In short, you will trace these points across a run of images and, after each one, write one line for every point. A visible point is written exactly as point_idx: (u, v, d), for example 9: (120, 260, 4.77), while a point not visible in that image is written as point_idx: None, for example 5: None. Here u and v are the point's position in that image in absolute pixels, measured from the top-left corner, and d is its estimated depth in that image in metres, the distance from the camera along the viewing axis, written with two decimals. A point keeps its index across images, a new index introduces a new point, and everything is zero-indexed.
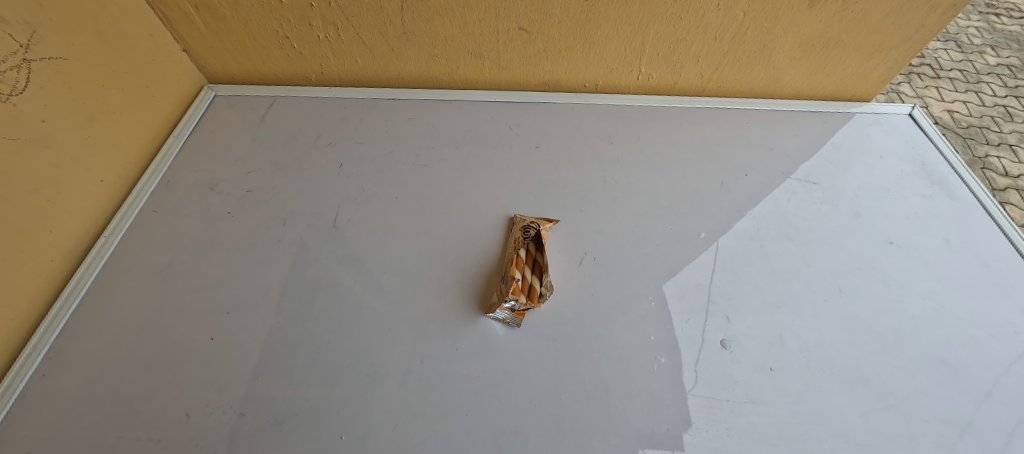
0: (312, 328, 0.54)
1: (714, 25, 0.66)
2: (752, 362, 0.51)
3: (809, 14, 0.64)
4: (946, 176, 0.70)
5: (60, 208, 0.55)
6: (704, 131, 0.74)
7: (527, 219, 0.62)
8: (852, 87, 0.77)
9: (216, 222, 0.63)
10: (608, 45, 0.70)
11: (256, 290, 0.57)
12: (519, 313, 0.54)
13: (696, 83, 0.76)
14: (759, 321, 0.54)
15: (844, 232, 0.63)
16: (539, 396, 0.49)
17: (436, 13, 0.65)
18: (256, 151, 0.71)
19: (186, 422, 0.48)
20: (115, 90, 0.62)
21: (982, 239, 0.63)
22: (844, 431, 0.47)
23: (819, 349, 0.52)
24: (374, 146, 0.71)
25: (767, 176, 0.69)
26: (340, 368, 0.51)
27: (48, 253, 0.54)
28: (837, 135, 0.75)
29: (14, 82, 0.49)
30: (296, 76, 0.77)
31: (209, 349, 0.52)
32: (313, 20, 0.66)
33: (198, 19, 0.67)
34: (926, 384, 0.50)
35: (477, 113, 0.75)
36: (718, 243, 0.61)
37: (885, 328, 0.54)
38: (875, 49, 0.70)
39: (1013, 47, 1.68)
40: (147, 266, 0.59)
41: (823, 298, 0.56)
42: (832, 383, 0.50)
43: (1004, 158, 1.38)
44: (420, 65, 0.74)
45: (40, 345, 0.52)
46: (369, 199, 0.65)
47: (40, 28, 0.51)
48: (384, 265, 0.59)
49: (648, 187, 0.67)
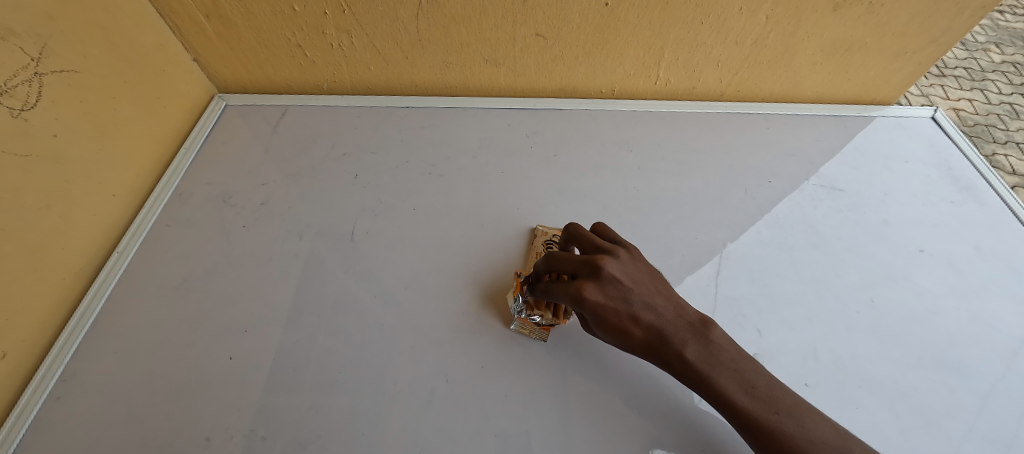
0: (332, 346, 0.52)
1: (735, 29, 0.64)
2: (786, 377, 0.49)
3: (834, 18, 0.63)
4: (974, 181, 0.68)
5: (72, 224, 0.53)
6: (723, 137, 0.73)
7: (549, 233, 0.61)
8: (873, 91, 0.76)
9: (230, 236, 0.62)
10: (626, 50, 0.68)
11: (273, 307, 0.55)
12: (543, 327, 0.52)
13: (715, 87, 0.75)
14: (792, 335, 0.53)
15: (871, 240, 0.61)
16: (568, 415, 0.48)
17: (453, 20, 0.63)
18: (270, 162, 0.69)
19: (206, 446, 0.46)
20: (126, 102, 0.60)
21: (1014, 246, 0.61)
22: (884, 450, 0.45)
23: (853, 363, 0.51)
24: (389, 155, 0.70)
25: (789, 183, 0.67)
26: (362, 387, 0.50)
27: (61, 270, 0.52)
28: (861, 140, 0.73)
29: (25, 96, 0.48)
30: (308, 84, 0.76)
31: (228, 369, 0.51)
32: (326, 29, 0.65)
33: (209, 27, 0.66)
34: (966, 400, 0.49)
35: (492, 121, 0.74)
36: (745, 252, 0.60)
37: (920, 340, 0.53)
38: (899, 52, 0.69)
39: (1017, 44, 1.66)
40: (161, 283, 0.58)
41: (854, 310, 0.55)
42: (868, 399, 0.49)
43: (1011, 156, 1.36)
44: (435, 72, 0.73)
45: (54, 368, 0.50)
46: (385, 211, 0.64)
47: (51, 40, 0.50)
48: (404, 280, 0.58)
49: (668, 195, 0.66)
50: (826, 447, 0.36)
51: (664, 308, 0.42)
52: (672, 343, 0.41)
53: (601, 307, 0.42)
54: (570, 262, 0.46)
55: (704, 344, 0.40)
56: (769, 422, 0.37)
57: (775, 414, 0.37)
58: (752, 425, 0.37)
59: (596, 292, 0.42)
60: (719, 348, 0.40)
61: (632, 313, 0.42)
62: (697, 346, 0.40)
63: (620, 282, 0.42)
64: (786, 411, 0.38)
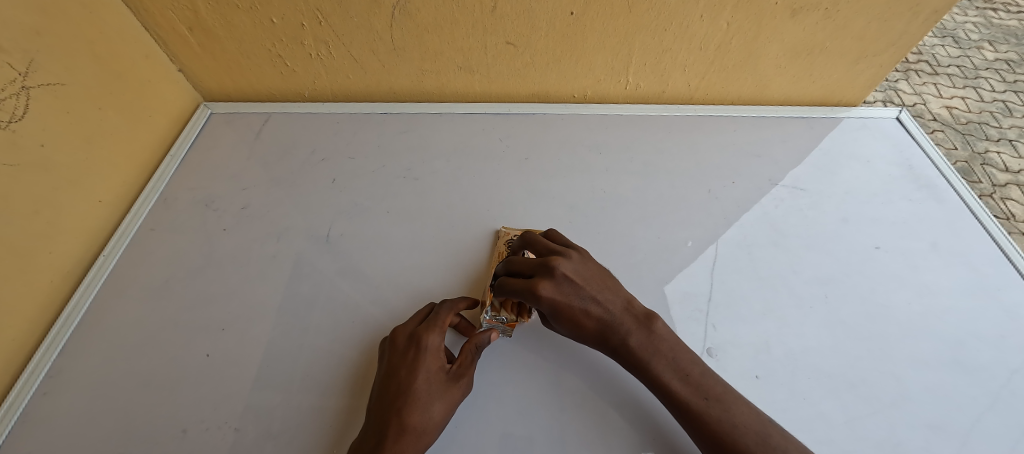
0: (305, 343, 0.55)
1: (699, 35, 0.67)
2: (737, 370, 0.52)
3: (793, 23, 0.65)
4: (934, 179, 0.70)
5: (59, 229, 0.56)
6: (692, 139, 0.75)
7: (512, 233, 0.63)
8: (839, 92, 0.78)
9: (212, 238, 0.64)
10: (596, 56, 0.71)
11: (250, 306, 0.58)
12: (509, 325, 0.54)
13: (684, 91, 0.77)
14: (748, 330, 0.55)
15: (831, 238, 0.63)
16: (527, 407, 0.50)
17: (425, 29, 0.66)
18: (252, 168, 0.72)
19: (183, 438, 0.49)
20: (113, 112, 0.63)
21: (970, 242, 0.63)
22: (830, 438, 0.47)
23: (805, 356, 0.53)
24: (366, 160, 0.72)
25: (755, 183, 0.69)
26: (331, 382, 0.52)
27: (48, 273, 0.55)
28: (826, 141, 0.75)
29: (13, 109, 0.50)
30: (289, 92, 0.78)
31: (205, 365, 0.53)
32: (304, 39, 0.68)
33: (192, 39, 0.69)
34: (913, 390, 0.51)
35: (468, 126, 0.76)
36: (708, 251, 0.62)
37: (872, 333, 0.55)
38: (860, 55, 0.71)
39: (1010, 42, 1.68)
40: (145, 284, 0.60)
41: (809, 306, 0.57)
42: (817, 389, 0.51)
43: (1004, 153, 1.38)
44: (412, 79, 0.76)
45: (41, 365, 0.53)
46: (361, 214, 0.66)
47: (39, 56, 0.53)
48: (376, 279, 0.60)
49: (637, 196, 0.68)
50: (746, 429, 0.40)
51: (612, 303, 0.47)
52: (619, 333, 0.45)
53: (557, 304, 0.45)
54: (528, 263, 0.48)
55: (646, 335, 0.45)
56: (699, 407, 0.42)
57: (705, 400, 0.42)
58: (684, 408, 0.42)
59: (552, 289, 0.45)
60: (660, 339, 0.45)
61: (584, 308, 0.45)
62: (640, 336, 0.45)
63: (573, 280, 0.46)
64: (716, 397, 0.42)
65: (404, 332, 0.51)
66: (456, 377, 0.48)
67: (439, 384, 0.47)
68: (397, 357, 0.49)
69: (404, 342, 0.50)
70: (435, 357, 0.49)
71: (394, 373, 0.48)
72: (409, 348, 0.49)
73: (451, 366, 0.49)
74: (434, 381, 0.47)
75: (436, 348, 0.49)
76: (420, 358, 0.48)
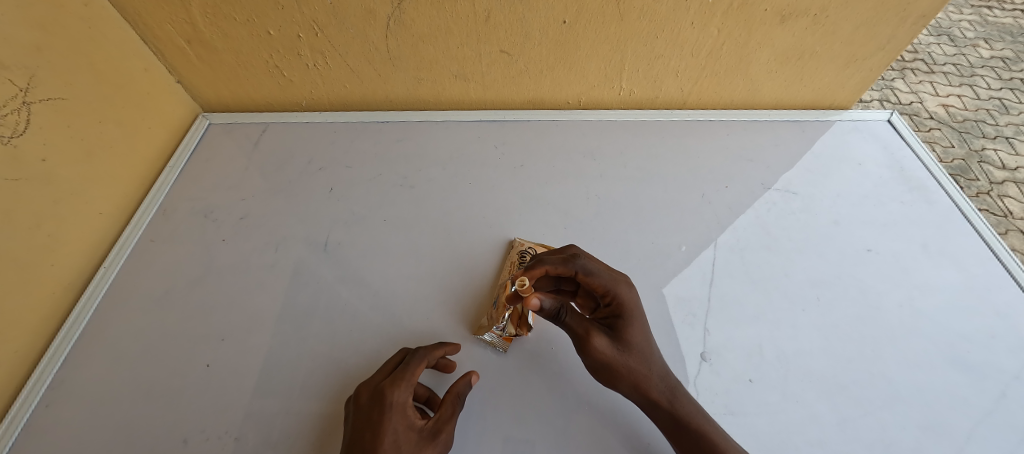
0: (304, 352, 0.56)
1: (690, 42, 0.68)
2: (732, 373, 0.52)
3: (782, 29, 0.66)
4: (925, 181, 0.71)
5: (61, 242, 0.57)
6: (686, 144, 0.76)
7: (525, 244, 0.63)
8: (830, 95, 0.79)
9: (211, 249, 0.65)
10: (589, 63, 0.71)
11: (250, 316, 0.59)
12: (505, 338, 0.54)
13: (677, 96, 0.78)
14: (742, 333, 0.55)
15: (825, 241, 0.64)
16: (523, 414, 0.50)
17: (420, 39, 0.67)
18: (250, 178, 0.73)
19: (184, 448, 0.49)
20: (113, 125, 0.64)
21: (961, 244, 0.64)
22: (822, 440, 0.48)
23: (798, 359, 0.54)
24: (363, 169, 0.73)
25: (748, 187, 0.70)
26: (329, 391, 0.53)
27: (50, 285, 0.56)
28: (817, 144, 0.76)
29: (15, 124, 0.51)
30: (287, 102, 0.79)
31: (205, 375, 0.54)
32: (301, 50, 0.69)
33: (190, 52, 0.70)
34: (906, 391, 0.51)
35: (463, 133, 0.77)
36: (701, 255, 0.63)
37: (865, 335, 0.56)
38: (849, 59, 0.72)
39: (1006, 39, 1.69)
40: (145, 295, 0.61)
41: (802, 308, 0.58)
42: (810, 392, 0.51)
43: (1001, 150, 1.39)
44: (407, 88, 0.77)
45: (44, 376, 0.54)
46: (358, 222, 0.67)
47: (39, 71, 0.54)
48: (374, 287, 0.61)
49: (632, 201, 0.69)
50: None
51: None
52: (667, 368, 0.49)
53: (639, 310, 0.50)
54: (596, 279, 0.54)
55: None
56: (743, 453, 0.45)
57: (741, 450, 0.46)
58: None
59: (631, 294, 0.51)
60: None
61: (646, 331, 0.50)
62: None
63: None
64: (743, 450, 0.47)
65: (369, 387, 0.46)
66: (429, 435, 0.45)
67: (411, 446, 0.43)
68: (362, 419, 0.43)
69: (369, 400, 0.45)
70: (404, 415, 0.44)
71: (357, 440, 0.42)
72: (373, 407, 0.44)
73: (422, 424, 0.46)
74: (405, 445, 0.43)
75: (404, 404, 0.44)
76: (387, 419, 0.43)
